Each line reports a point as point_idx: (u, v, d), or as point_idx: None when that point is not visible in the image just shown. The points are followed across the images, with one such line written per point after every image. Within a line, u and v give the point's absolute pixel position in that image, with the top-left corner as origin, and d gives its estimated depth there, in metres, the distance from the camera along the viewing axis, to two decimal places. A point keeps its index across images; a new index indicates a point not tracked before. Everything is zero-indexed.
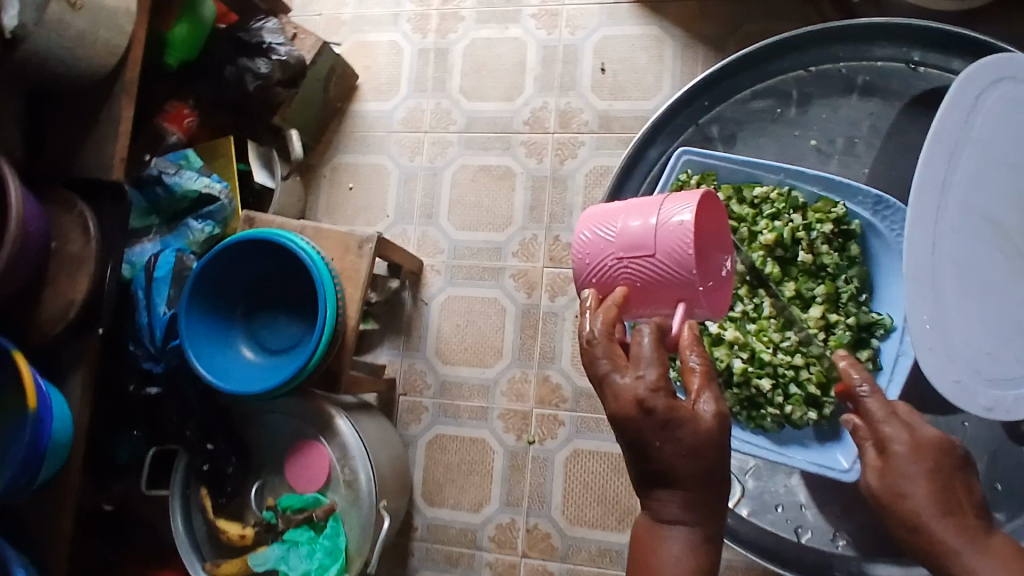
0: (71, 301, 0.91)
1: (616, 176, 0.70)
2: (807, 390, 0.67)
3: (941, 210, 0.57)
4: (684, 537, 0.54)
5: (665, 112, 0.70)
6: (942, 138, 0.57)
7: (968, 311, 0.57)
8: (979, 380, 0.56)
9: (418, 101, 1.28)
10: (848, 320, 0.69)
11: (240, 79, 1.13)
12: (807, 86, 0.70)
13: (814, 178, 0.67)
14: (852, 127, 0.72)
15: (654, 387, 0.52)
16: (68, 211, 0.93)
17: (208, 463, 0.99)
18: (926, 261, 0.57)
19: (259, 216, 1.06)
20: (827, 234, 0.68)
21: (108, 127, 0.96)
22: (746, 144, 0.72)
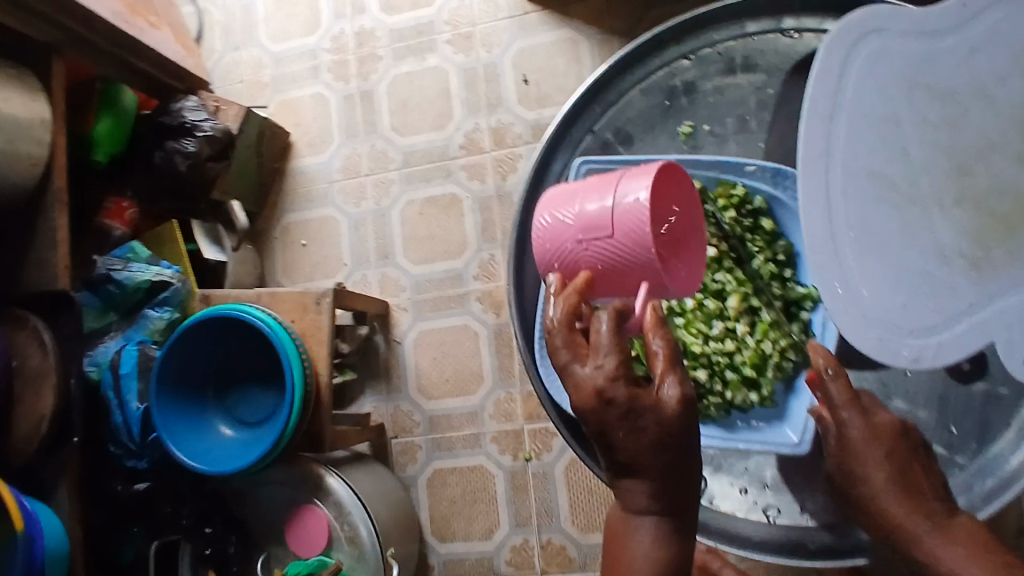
0: (42, 416, 0.91)
1: (525, 196, 0.68)
2: (744, 374, 0.65)
3: (829, 174, 0.57)
4: (656, 526, 0.49)
5: (558, 126, 0.68)
6: (817, 102, 0.57)
7: (876, 267, 0.57)
8: (899, 333, 0.55)
9: (353, 147, 1.29)
10: (774, 298, 0.66)
11: (170, 162, 1.11)
12: (690, 75, 0.68)
13: (710, 163, 0.63)
14: (741, 106, 0.67)
15: (613, 377, 0.45)
16: (23, 327, 0.93)
17: (209, 547, 0.99)
18: (823, 230, 0.57)
19: (214, 293, 1.08)
20: (732, 217, 0.65)
21: (45, 238, 0.96)
22: (643, 141, 0.69)
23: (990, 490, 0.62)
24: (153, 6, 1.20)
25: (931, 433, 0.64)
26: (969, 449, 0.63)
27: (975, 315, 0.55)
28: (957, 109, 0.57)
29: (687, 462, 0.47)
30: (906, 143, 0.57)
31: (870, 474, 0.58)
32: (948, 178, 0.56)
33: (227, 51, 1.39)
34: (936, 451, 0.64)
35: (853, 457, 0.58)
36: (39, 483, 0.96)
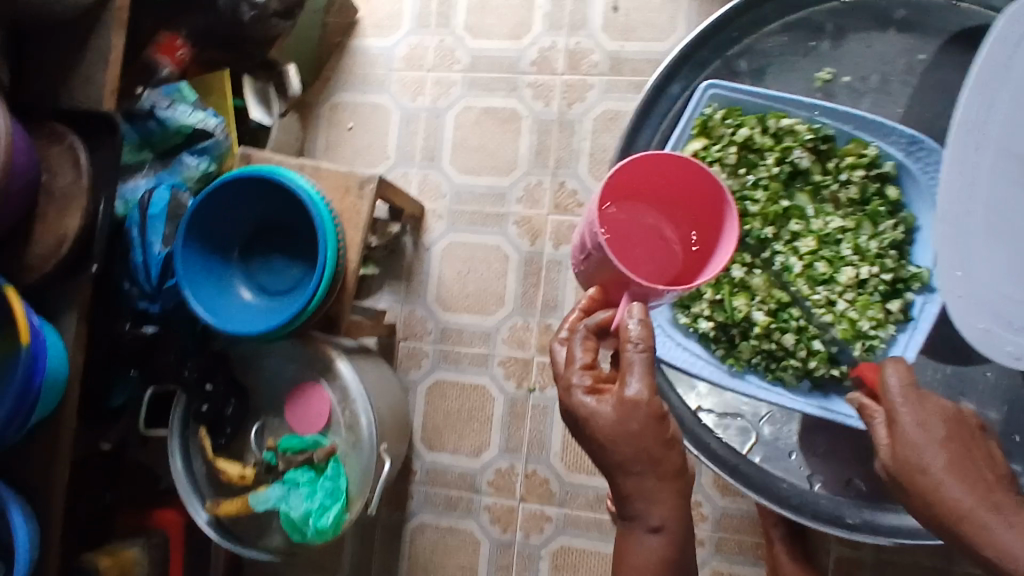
0: (63, 238, 0.87)
1: (638, 111, 0.68)
2: (830, 348, 0.68)
3: (979, 157, 0.60)
4: (647, 525, 0.55)
5: (693, 42, 0.67)
6: (982, 81, 0.59)
7: (1002, 259, 0.60)
8: (1007, 327, 0.60)
9: (421, 37, 1.23)
10: (886, 272, 0.67)
11: (234, 10, 1.05)
12: (842, 19, 0.68)
13: (846, 116, 0.65)
14: (885, 66, 0.68)
15: (571, 386, 0.57)
16: (58, 143, 0.89)
17: (207, 403, 0.99)
18: (958, 207, 0.60)
19: (255, 154, 1.03)
20: (859, 180, 0.67)
21: (95, 56, 0.91)
22: (775, 79, 0.69)
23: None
24: None
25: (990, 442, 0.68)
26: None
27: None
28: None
29: (649, 465, 0.54)
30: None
31: (929, 464, 0.58)
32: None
33: None
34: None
35: (911, 450, 0.59)
36: (47, 305, 0.92)
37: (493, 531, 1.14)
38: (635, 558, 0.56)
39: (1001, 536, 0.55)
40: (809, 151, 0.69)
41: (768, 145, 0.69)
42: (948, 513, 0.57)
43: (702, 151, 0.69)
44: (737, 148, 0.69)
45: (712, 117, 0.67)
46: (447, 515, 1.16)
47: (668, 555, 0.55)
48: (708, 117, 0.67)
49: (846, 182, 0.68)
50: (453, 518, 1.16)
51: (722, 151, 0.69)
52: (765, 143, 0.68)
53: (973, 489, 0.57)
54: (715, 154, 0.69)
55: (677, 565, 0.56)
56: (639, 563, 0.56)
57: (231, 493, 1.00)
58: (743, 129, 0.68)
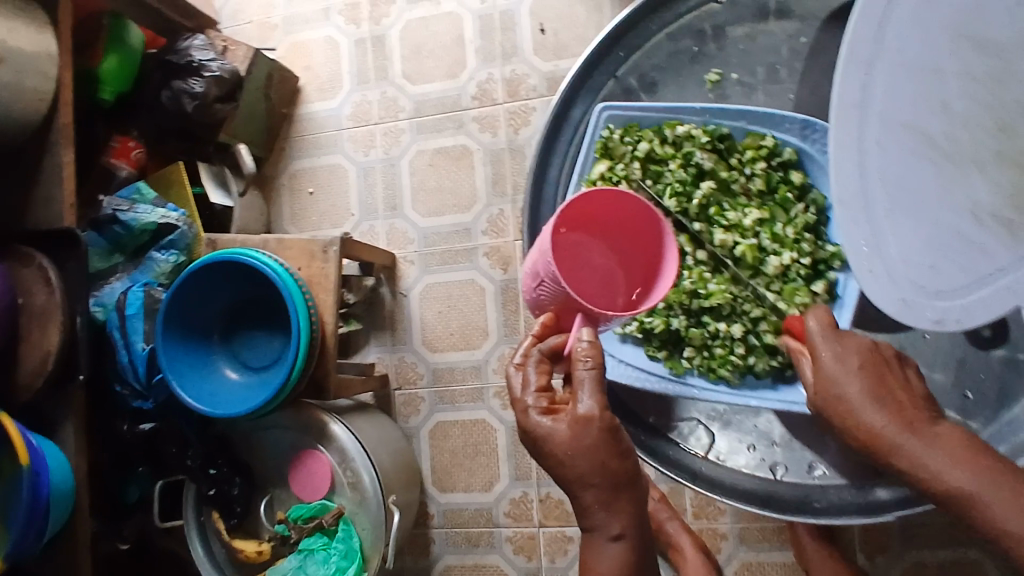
0: (47, 354, 0.90)
1: (544, 139, 0.70)
2: (765, 341, 0.68)
3: (862, 127, 0.58)
4: (607, 534, 0.56)
5: (582, 67, 0.69)
6: (854, 51, 0.57)
7: (905, 225, 0.57)
8: (923, 294, 0.56)
9: (363, 93, 1.26)
10: (804, 256, 0.67)
11: (177, 103, 1.09)
12: (720, 18, 0.69)
13: (737, 113, 0.66)
14: (772, 55, 0.69)
15: (527, 408, 0.58)
16: (28, 265, 0.92)
17: (213, 488, 1.00)
18: (855, 186, 0.59)
19: (221, 237, 1.06)
20: (762, 171, 0.68)
21: (50, 174, 0.95)
22: (668, 89, 0.71)
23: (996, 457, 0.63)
24: None
25: (947, 397, 0.66)
26: (983, 414, 0.65)
27: (1006, 278, 0.53)
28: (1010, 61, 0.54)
29: (606, 477, 0.55)
30: (947, 98, 0.56)
31: (846, 393, 0.59)
32: (990, 136, 0.54)
33: None
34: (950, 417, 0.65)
35: (832, 382, 0.60)
36: (45, 420, 0.95)
37: (519, 560, 1.14)
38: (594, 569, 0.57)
39: (918, 454, 0.57)
40: (710, 152, 0.69)
41: (669, 155, 0.69)
42: (866, 436, 0.59)
43: (608, 172, 0.69)
44: (641, 163, 0.70)
45: (611, 137, 0.69)
46: (471, 553, 1.16)
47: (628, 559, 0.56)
48: (608, 139, 0.69)
49: (751, 175, 0.69)
50: (477, 555, 1.16)
51: (627, 169, 0.70)
52: (665, 153, 0.69)
53: (887, 410, 0.58)
54: (620, 172, 0.69)
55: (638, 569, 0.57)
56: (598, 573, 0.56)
57: (253, 570, 1.01)
58: (642, 144, 0.69)
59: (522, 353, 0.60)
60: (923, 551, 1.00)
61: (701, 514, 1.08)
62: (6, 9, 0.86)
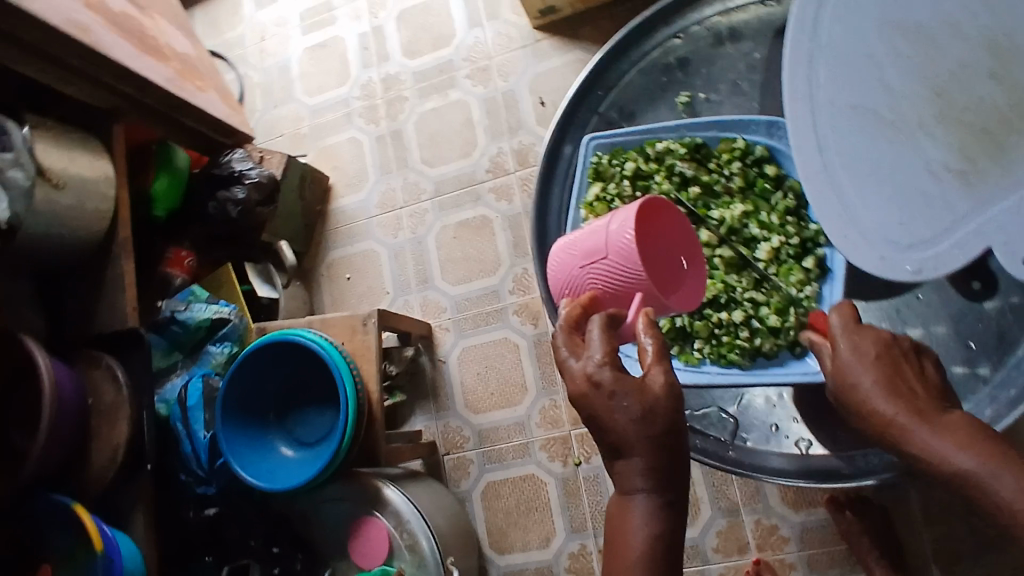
0: (117, 446, 0.96)
1: (543, 174, 0.77)
2: (769, 322, 0.69)
3: (816, 121, 0.68)
4: (650, 506, 0.54)
5: (568, 107, 0.77)
6: (798, 61, 0.68)
7: (872, 192, 0.64)
8: (898, 250, 0.61)
9: (387, 182, 1.37)
10: (790, 238, 0.72)
11: (223, 211, 1.21)
12: (683, 51, 0.78)
13: (707, 124, 0.73)
14: (733, 73, 0.78)
15: (600, 364, 0.54)
16: (97, 366, 1.00)
17: (277, 566, 1.03)
18: (817, 162, 0.68)
19: (269, 324, 1.17)
20: (739, 170, 0.74)
21: (113, 283, 1.05)
22: (645, 116, 0.79)
23: (1008, 401, 0.66)
24: (200, 72, 1.29)
25: (952, 351, 0.71)
26: (990, 361, 0.69)
27: (976, 222, 0.55)
28: (935, 42, 0.58)
29: (669, 447, 0.54)
30: (886, 79, 0.62)
31: (860, 381, 0.57)
32: (930, 101, 0.59)
33: (267, 109, 1.50)
34: (958, 370, 0.70)
35: (846, 370, 0.58)
36: (117, 512, 1.00)
37: None
38: (629, 536, 0.55)
39: (925, 437, 0.53)
40: (690, 161, 0.75)
41: (654, 169, 0.75)
42: (878, 422, 0.56)
43: (602, 193, 0.75)
44: (630, 180, 0.76)
45: (601, 163, 0.76)
46: None
47: (665, 532, 0.55)
48: (598, 164, 0.76)
49: (730, 175, 0.74)
50: None
51: (619, 187, 0.76)
52: (651, 168, 0.75)
53: (900, 397, 0.55)
54: (613, 191, 0.75)
55: (673, 539, 0.55)
56: (632, 540, 0.55)
57: None
58: (628, 166, 0.75)
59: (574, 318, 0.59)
60: (999, 556, 0.96)
61: (765, 546, 1.05)
62: (67, 144, 0.99)
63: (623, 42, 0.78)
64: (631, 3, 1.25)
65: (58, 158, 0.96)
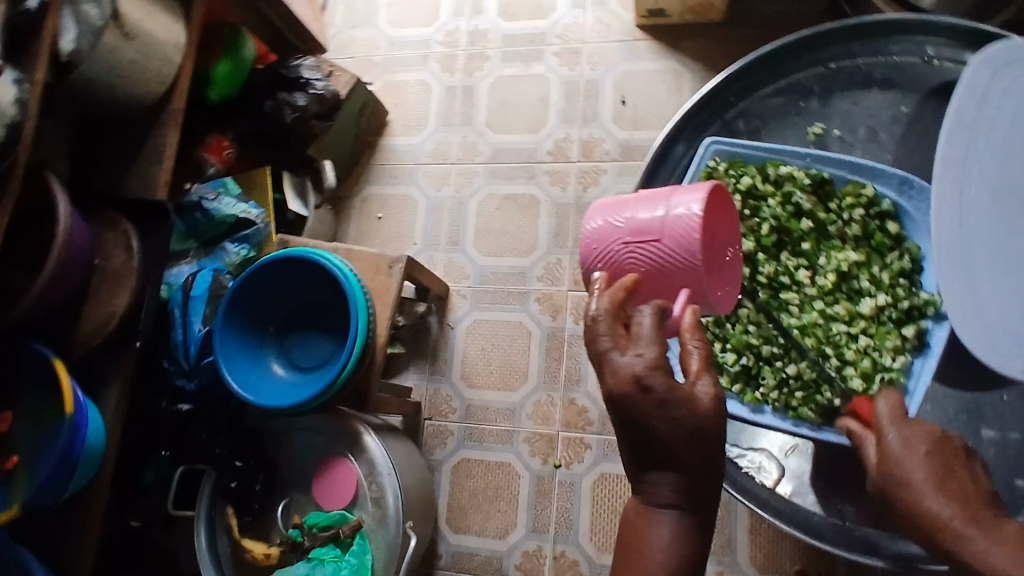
0: (112, 314, 0.92)
1: (646, 170, 0.75)
2: (852, 385, 0.67)
3: (963, 185, 0.61)
4: (675, 521, 0.52)
5: (694, 105, 0.75)
6: (958, 119, 0.61)
7: (1002, 278, 0.59)
8: (1015, 344, 0.58)
9: (445, 134, 1.33)
10: (898, 302, 0.68)
11: (278, 112, 1.17)
12: (828, 82, 0.75)
13: (840, 162, 0.70)
14: (873, 119, 0.75)
15: (654, 365, 0.50)
16: (112, 228, 0.96)
17: (236, 480, 0.99)
18: (953, 235, 0.60)
19: (292, 240, 1.11)
20: (860, 218, 0.70)
21: (152, 151, 1.01)
22: (771, 137, 0.76)
23: None
24: None
25: (1017, 466, 0.66)
26: None
27: None
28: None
29: (704, 466, 0.51)
30: None
31: (913, 478, 0.55)
32: None
33: (345, 27, 1.45)
34: (1021, 484, 0.65)
35: (895, 466, 0.56)
36: (92, 380, 0.96)
37: None
38: (649, 550, 0.53)
39: (977, 542, 0.50)
40: (810, 194, 0.72)
41: (769, 192, 0.72)
42: (929, 524, 0.53)
43: None
44: (741, 196, 0.72)
45: (715, 169, 0.73)
46: None
47: (691, 554, 0.52)
48: (712, 170, 0.73)
49: (849, 220, 0.71)
50: None
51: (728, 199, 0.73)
52: (766, 190, 0.72)
53: (955, 502, 0.53)
54: None
55: (696, 562, 0.53)
56: (653, 553, 0.52)
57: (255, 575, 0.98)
58: (742, 181, 0.72)
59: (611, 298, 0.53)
60: None
61: None
62: None
63: (773, 54, 0.74)
64: (741, 30, 1.23)
65: (137, 8, 0.92)
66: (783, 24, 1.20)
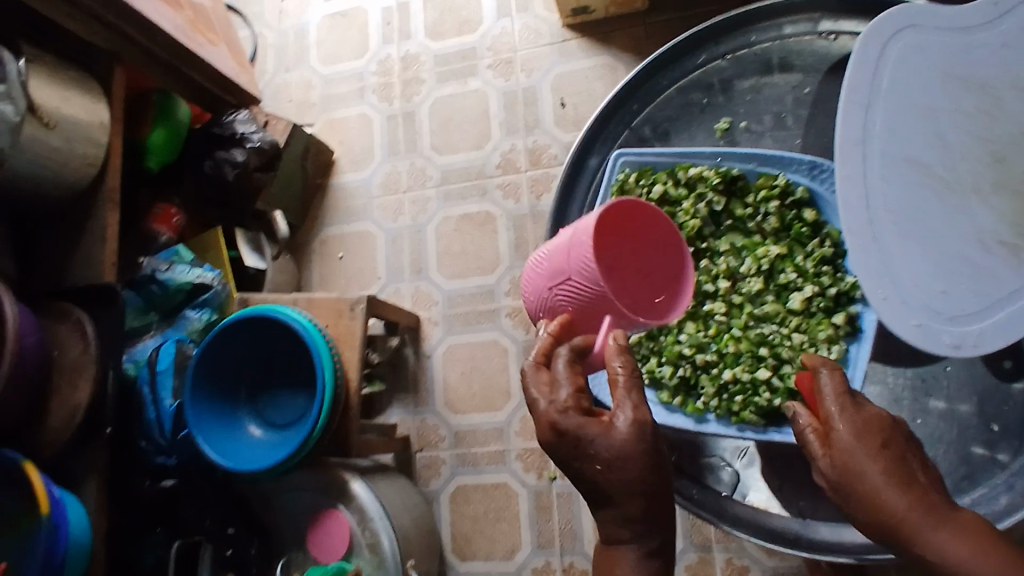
0: (76, 406, 0.92)
1: (563, 188, 0.75)
2: (791, 383, 0.66)
3: (868, 165, 0.60)
4: (633, 556, 0.54)
5: (597, 120, 0.75)
6: (854, 99, 0.61)
7: (918, 254, 0.60)
8: (940, 319, 0.59)
9: (393, 164, 1.33)
10: (825, 290, 0.67)
11: (219, 171, 1.16)
12: (726, 74, 0.74)
13: (747, 156, 0.69)
14: (777, 104, 0.74)
15: (565, 408, 0.53)
16: (65, 319, 0.95)
17: (231, 548, 0.99)
18: (864, 220, 0.60)
19: (253, 296, 1.11)
20: (775, 210, 0.69)
21: (94, 235, 1.00)
22: (680, 137, 0.75)
23: None
24: (214, 24, 1.24)
25: (975, 432, 0.66)
26: (1012, 445, 0.65)
27: (1012, 304, 0.58)
28: (991, 98, 0.60)
29: (651, 491, 0.52)
30: (942, 135, 0.60)
31: (866, 470, 0.56)
32: (986, 167, 0.60)
33: (278, 72, 1.44)
34: (978, 451, 0.66)
35: (848, 459, 0.57)
36: (68, 474, 0.95)
37: None
38: None
39: (932, 538, 0.54)
40: (722, 193, 0.71)
41: (683, 195, 0.71)
42: (887, 517, 0.55)
43: None
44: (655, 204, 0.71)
45: (626, 181, 0.72)
46: None
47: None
48: (622, 182, 0.71)
49: (765, 214, 0.70)
50: None
51: None
52: (679, 194, 0.71)
53: (914, 491, 0.55)
54: None
55: None
56: None
57: None
58: (656, 187, 0.71)
59: (540, 349, 0.57)
60: None
61: None
62: (63, 82, 0.94)
63: (666, 57, 0.75)
64: (667, 15, 1.22)
65: (52, 96, 0.91)
66: (707, 3, 1.20)
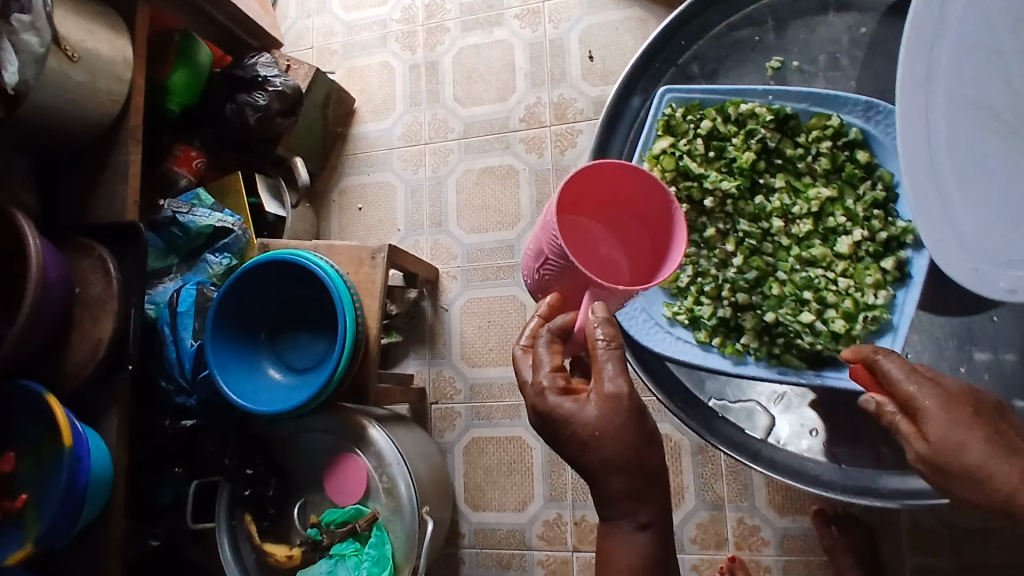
0: (98, 343, 0.92)
1: (603, 129, 0.73)
2: (834, 326, 0.66)
3: (929, 104, 0.59)
4: (626, 528, 0.56)
5: (644, 55, 0.73)
6: (917, 36, 0.59)
7: (976, 196, 0.57)
8: (996, 262, 0.56)
9: (414, 114, 1.31)
10: (875, 235, 0.67)
11: (241, 115, 1.14)
12: (781, 11, 0.72)
13: (801, 95, 0.67)
14: (832, 45, 0.71)
15: (543, 390, 0.56)
16: (87, 256, 0.95)
17: (249, 488, 0.99)
18: (922, 160, 0.60)
19: (272, 243, 1.10)
20: (829, 151, 0.68)
21: (116, 173, 0.99)
22: (729, 76, 0.73)
23: None
24: None
25: (1014, 388, 0.65)
26: None
27: None
28: None
29: (636, 464, 0.54)
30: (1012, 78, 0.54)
31: (966, 444, 0.54)
32: None
33: (299, 18, 1.42)
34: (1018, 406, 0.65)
35: (941, 435, 0.55)
36: (90, 409, 0.96)
37: None
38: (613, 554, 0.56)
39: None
40: (774, 131, 0.69)
41: (732, 133, 0.70)
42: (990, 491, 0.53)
43: (671, 148, 0.71)
44: (704, 139, 0.71)
45: (673, 116, 0.70)
46: None
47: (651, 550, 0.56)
48: (670, 117, 0.70)
49: (817, 155, 0.69)
50: None
51: (690, 145, 0.71)
52: (729, 131, 0.70)
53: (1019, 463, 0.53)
54: (683, 147, 0.70)
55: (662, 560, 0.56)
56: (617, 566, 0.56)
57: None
58: (705, 122, 0.70)
59: (530, 333, 0.60)
60: None
61: (743, 544, 1.04)
62: (87, 14, 0.92)
63: None
64: None
65: (77, 29, 0.89)
66: None
